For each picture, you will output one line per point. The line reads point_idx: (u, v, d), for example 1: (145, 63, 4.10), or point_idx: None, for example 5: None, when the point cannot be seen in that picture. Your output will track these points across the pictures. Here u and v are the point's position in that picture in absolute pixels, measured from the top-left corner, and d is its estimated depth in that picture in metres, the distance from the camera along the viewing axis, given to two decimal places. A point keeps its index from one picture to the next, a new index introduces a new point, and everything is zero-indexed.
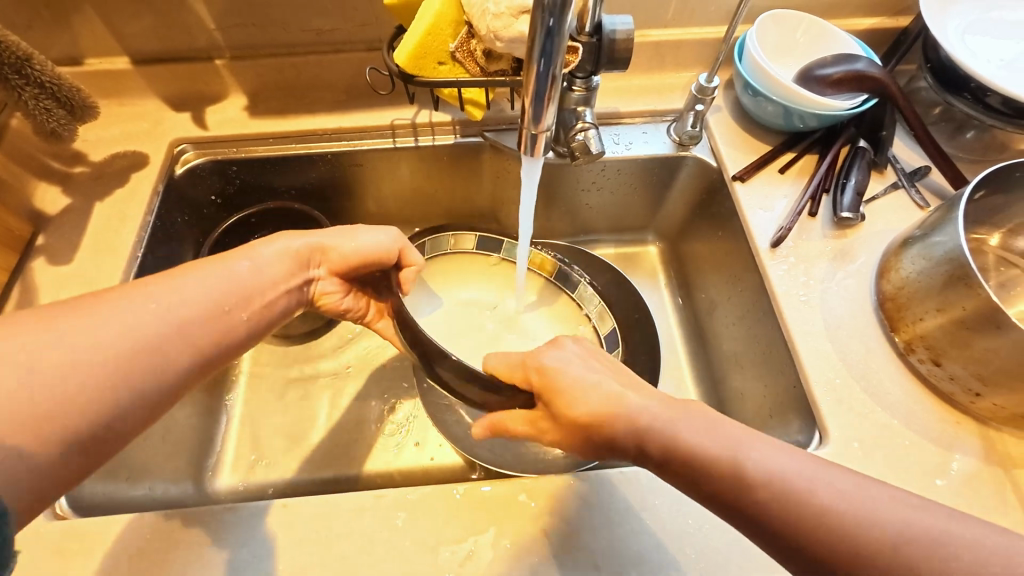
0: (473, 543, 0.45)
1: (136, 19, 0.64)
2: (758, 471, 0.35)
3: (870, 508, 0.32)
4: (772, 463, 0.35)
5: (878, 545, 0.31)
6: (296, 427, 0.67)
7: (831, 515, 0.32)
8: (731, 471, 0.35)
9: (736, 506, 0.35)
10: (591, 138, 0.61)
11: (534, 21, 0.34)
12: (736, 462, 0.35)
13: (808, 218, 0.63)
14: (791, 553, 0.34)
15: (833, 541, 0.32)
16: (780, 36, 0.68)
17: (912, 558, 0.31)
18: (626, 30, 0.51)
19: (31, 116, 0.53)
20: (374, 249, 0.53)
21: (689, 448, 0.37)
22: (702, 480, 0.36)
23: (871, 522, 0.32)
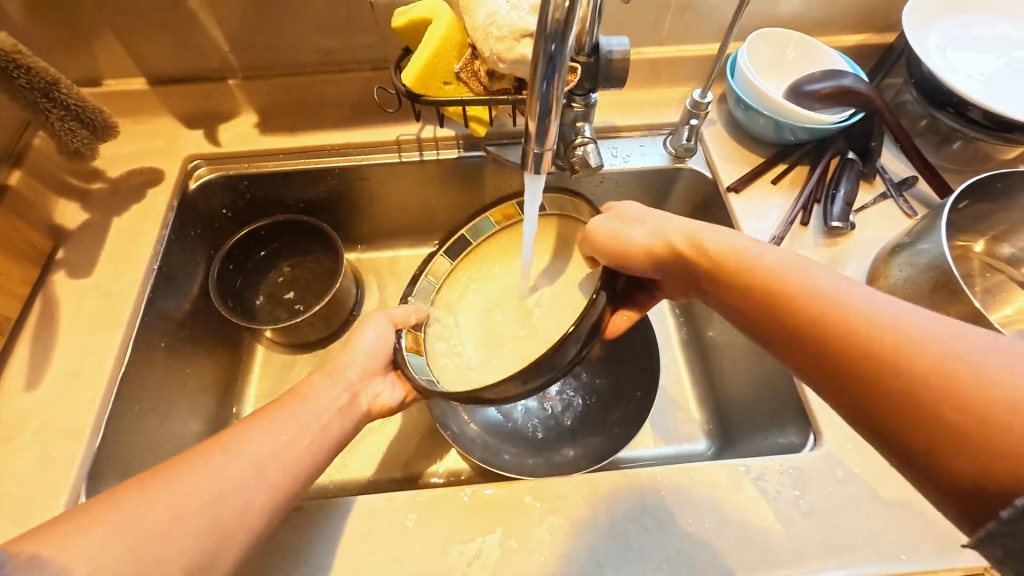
0: (480, 544, 0.47)
1: (153, 42, 0.67)
2: (810, 287, 0.36)
3: (909, 321, 0.32)
4: (835, 281, 0.36)
5: (896, 333, 0.32)
6: None
7: (852, 310, 0.34)
8: (787, 283, 0.37)
9: (783, 323, 0.37)
10: (590, 152, 0.63)
11: (537, 48, 0.36)
12: (787, 278, 0.38)
13: (800, 227, 0.65)
14: (813, 357, 0.35)
15: (853, 346, 0.33)
16: (771, 52, 0.71)
17: (922, 341, 0.31)
18: (622, 50, 0.54)
19: (57, 136, 0.55)
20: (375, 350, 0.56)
21: (741, 266, 0.41)
22: (747, 295, 0.40)
23: (893, 314, 0.33)
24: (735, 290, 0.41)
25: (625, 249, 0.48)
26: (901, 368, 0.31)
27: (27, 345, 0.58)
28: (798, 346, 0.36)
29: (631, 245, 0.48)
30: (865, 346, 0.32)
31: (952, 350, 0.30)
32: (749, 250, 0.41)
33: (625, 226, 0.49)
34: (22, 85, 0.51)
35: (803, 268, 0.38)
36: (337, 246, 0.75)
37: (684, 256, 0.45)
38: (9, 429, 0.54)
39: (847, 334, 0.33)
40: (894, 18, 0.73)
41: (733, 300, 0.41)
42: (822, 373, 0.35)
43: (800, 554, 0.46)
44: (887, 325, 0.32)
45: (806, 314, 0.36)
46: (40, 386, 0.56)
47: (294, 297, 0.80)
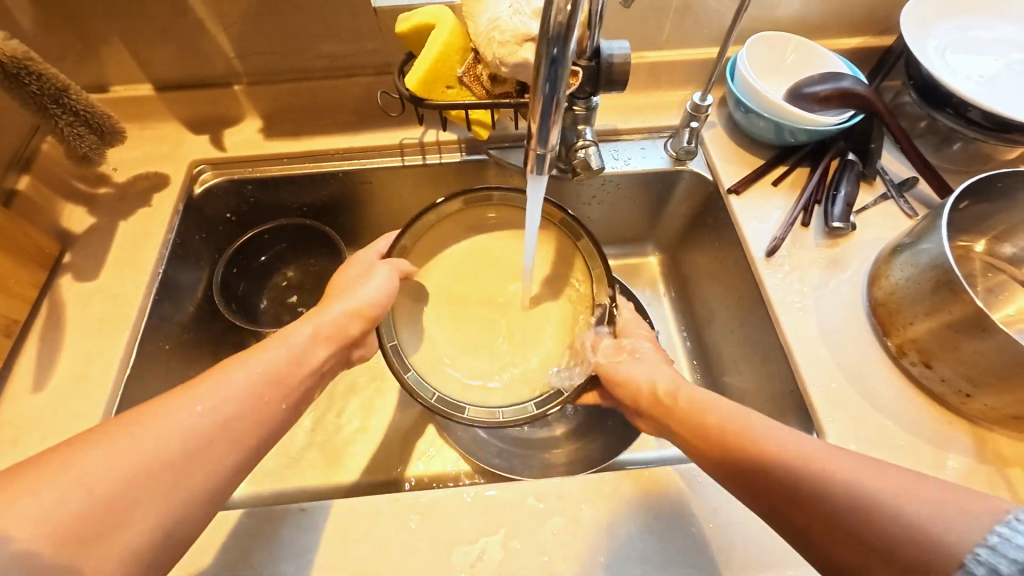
0: (484, 545, 0.47)
1: (159, 48, 0.68)
2: (758, 433, 0.41)
3: (840, 463, 0.36)
4: (762, 426, 0.41)
5: (814, 469, 0.36)
6: (308, 436, 0.69)
7: (783, 447, 0.39)
8: (739, 432, 0.41)
9: (727, 460, 0.42)
10: (592, 155, 0.64)
11: (540, 51, 0.37)
12: (744, 428, 0.42)
13: (801, 228, 0.66)
14: (759, 496, 0.39)
15: (791, 497, 0.37)
16: (771, 55, 0.71)
17: (833, 478, 0.36)
18: (623, 54, 0.55)
19: (65, 141, 0.56)
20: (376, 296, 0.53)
21: (706, 417, 0.45)
22: (705, 441, 0.44)
23: (806, 452, 0.38)
24: (699, 452, 0.44)
25: (620, 384, 0.54)
26: (819, 500, 0.35)
27: (34, 349, 0.59)
28: (749, 488, 0.40)
29: (627, 378, 0.54)
30: (790, 474, 0.37)
31: (869, 488, 0.34)
32: (718, 405, 0.45)
33: (623, 357, 0.55)
34: (32, 92, 0.51)
35: (751, 420, 0.42)
36: (340, 249, 0.76)
37: (660, 403, 0.50)
38: (15, 431, 0.54)
39: (780, 485, 0.38)
40: (892, 21, 0.73)
41: (693, 442, 0.45)
42: (766, 503, 0.39)
43: (804, 554, 0.46)
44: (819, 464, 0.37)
45: (752, 464, 0.40)
46: (46, 389, 0.57)
47: (298, 300, 0.80)
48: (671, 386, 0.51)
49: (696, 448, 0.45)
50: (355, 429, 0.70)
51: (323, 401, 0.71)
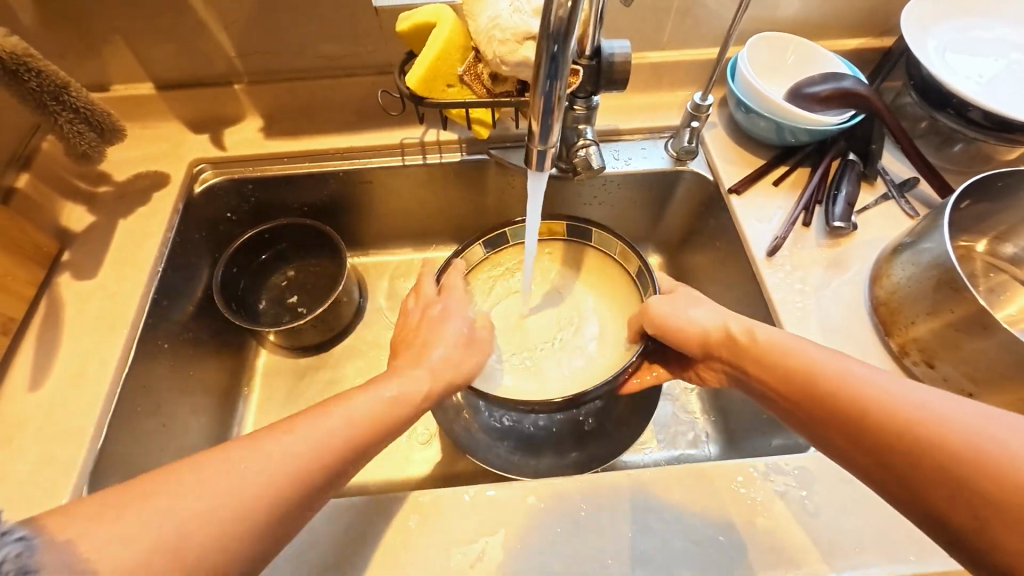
0: (483, 545, 0.46)
1: (161, 47, 0.68)
2: (848, 375, 0.40)
3: (937, 410, 0.35)
4: (857, 375, 0.40)
5: (918, 420, 0.35)
6: None
7: (880, 397, 0.38)
8: (827, 374, 0.41)
9: (816, 408, 0.41)
10: (593, 154, 0.64)
11: (540, 48, 0.36)
12: (834, 374, 0.41)
13: (802, 228, 0.65)
14: (849, 433, 0.39)
15: (890, 427, 0.36)
16: (771, 56, 0.72)
17: (944, 427, 0.34)
18: (624, 53, 0.55)
19: (65, 138, 0.56)
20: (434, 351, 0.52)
21: (786, 362, 0.44)
22: (789, 386, 0.43)
23: (912, 404, 0.36)
24: (783, 405, 0.44)
25: (675, 329, 0.54)
26: (922, 446, 0.35)
27: (31, 347, 0.59)
28: (836, 423, 0.40)
29: (687, 325, 0.53)
30: (885, 425, 0.37)
31: (983, 434, 0.33)
32: (798, 348, 0.45)
33: (682, 305, 0.55)
34: (32, 88, 0.51)
35: (842, 362, 0.41)
36: (339, 248, 0.76)
37: (736, 362, 0.49)
38: (11, 430, 0.54)
39: (875, 429, 0.37)
40: (892, 22, 0.73)
41: (774, 393, 0.45)
42: (843, 432, 0.39)
43: (808, 556, 0.46)
44: (917, 412, 0.36)
45: (838, 402, 0.40)
46: (42, 387, 0.56)
47: (298, 300, 0.80)
48: (746, 326, 0.50)
49: (779, 394, 0.45)
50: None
51: None
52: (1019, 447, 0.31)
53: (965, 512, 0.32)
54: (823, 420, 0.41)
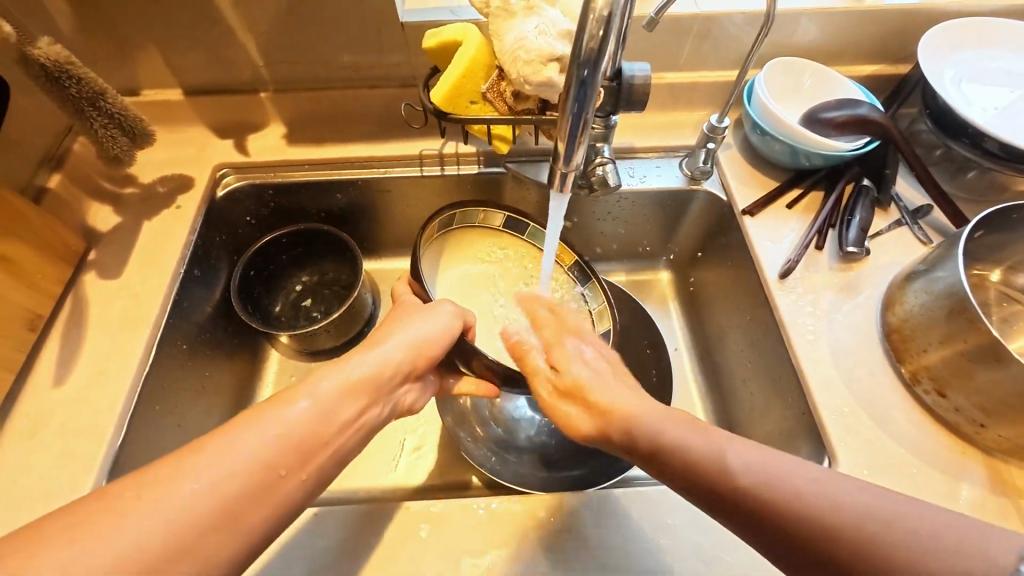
0: (493, 557, 0.47)
1: (191, 55, 0.70)
2: (760, 465, 0.36)
3: (855, 500, 0.33)
4: (746, 461, 0.37)
5: (816, 509, 0.33)
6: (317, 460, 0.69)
7: (778, 489, 0.35)
8: (718, 470, 0.37)
9: (721, 505, 0.37)
10: (609, 172, 0.65)
11: (569, 74, 0.38)
12: (732, 470, 0.37)
13: (815, 251, 0.66)
14: (764, 534, 0.35)
15: (816, 530, 0.33)
16: (788, 80, 0.73)
17: (842, 513, 0.33)
18: (644, 76, 0.56)
19: (99, 142, 0.58)
20: (444, 337, 0.50)
21: (680, 455, 0.39)
22: (692, 485, 0.38)
23: (807, 490, 0.34)
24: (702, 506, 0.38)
25: (578, 404, 0.47)
26: (829, 539, 0.32)
27: (56, 344, 0.60)
28: (751, 524, 0.35)
29: (594, 395, 0.46)
30: (789, 517, 0.34)
31: (872, 516, 0.32)
32: (699, 438, 0.39)
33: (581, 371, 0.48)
34: (71, 95, 0.53)
35: (730, 453, 0.37)
36: (355, 253, 0.77)
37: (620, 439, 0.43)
38: (36, 424, 0.55)
39: (787, 523, 0.34)
40: (909, 50, 0.74)
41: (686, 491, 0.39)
42: (755, 532, 0.35)
43: None
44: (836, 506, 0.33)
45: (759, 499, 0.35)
46: (67, 384, 0.58)
47: (311, 305, 0.81)
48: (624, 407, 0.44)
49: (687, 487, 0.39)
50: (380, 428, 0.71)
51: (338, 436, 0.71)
52: (907, 534, 0.31)
53: None
54: (744, 522, 0.35)
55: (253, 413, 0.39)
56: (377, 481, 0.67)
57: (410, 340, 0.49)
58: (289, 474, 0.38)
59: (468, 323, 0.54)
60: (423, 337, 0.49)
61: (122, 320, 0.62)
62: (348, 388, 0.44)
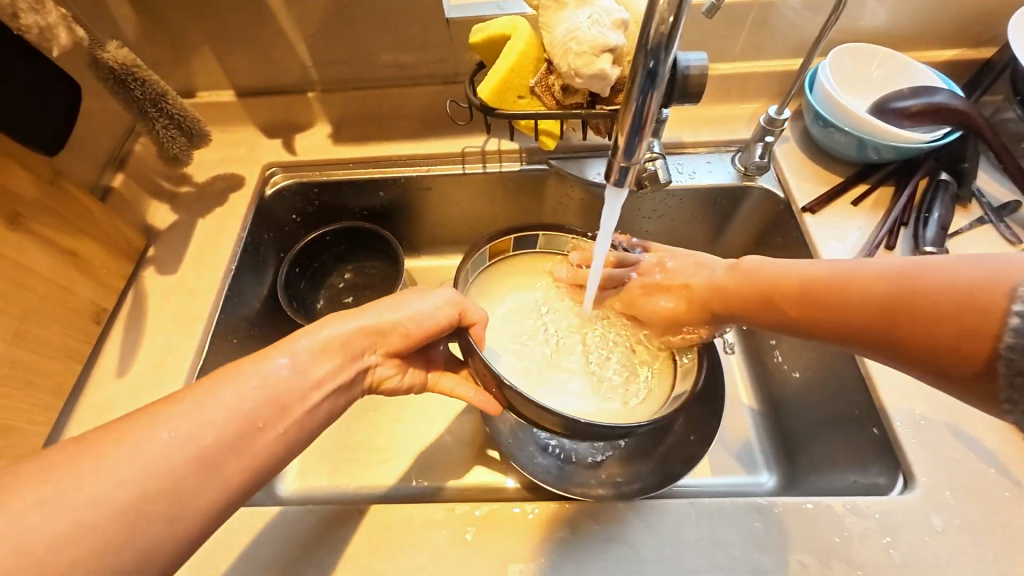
0: (540, 565, 0.46)
1: (244, 57, 0.71)
2: (818, 273, 0.43)
3: (894, 267, 0.38)
4: (828, 265, 0.43)
5: (876, 283, 0.39)
6: (346, 458, 0.69)
7: (842, 275, 0.41)
8: (803, 282, 0.44)
9: (799, 311, 0.44)
10: (660, 168, 0.62)
11: (635, 63, 0.36)
12: (816, 278, 0.43)
13: (885, 251, 0.61)
14: (838, 321, 0.41)
15: (883, 294, 0.38)
16: (855, 68, 0.68)
17: (900, 276, 0.37)
18: (700, 66, 0.53)
19: (160, 142, 0.60)
20: (432, 318, 0.49)
21: (779, 281, 0.45)
22: (778, 306, 0.45)
23: (864, 272, 0.40)
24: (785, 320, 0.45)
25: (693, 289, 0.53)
26: (888, 298, 0.38)
27: (118, 336, 0.63)
28: (825, 318, 0.42)
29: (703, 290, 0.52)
30: (855, 302, 0.39)
31: (922, 269, 0.37)
32: (792, 267, 0.46)
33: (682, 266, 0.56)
34: (136, 96, 0.55)
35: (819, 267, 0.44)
36: (398, 251, 0.77)
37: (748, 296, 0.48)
38: (100, 412, 0.58)
39: (851, 301, 0.40)
40: (992, 33, 0.68)
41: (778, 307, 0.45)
42: (832, 327, 0.41)
43: None
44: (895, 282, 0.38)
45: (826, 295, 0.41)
46: (128, 374, 0.60)
47: (353, 302, 0.82)
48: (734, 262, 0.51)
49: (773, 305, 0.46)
50: (390, 429, 0.71)
51: (368, 433, 0.71)
52: (943, 268, 0.36)
53: (939, 335, 0.35)
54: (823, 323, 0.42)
55: (230, 368, 0.39)
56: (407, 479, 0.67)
57: (388, 314, 0.48)
58: (270, 429, 0.38)
59: (463, 314, 0.50)
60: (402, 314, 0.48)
61: (179, 313, 0.64)
62: (321, 348, 0.43)
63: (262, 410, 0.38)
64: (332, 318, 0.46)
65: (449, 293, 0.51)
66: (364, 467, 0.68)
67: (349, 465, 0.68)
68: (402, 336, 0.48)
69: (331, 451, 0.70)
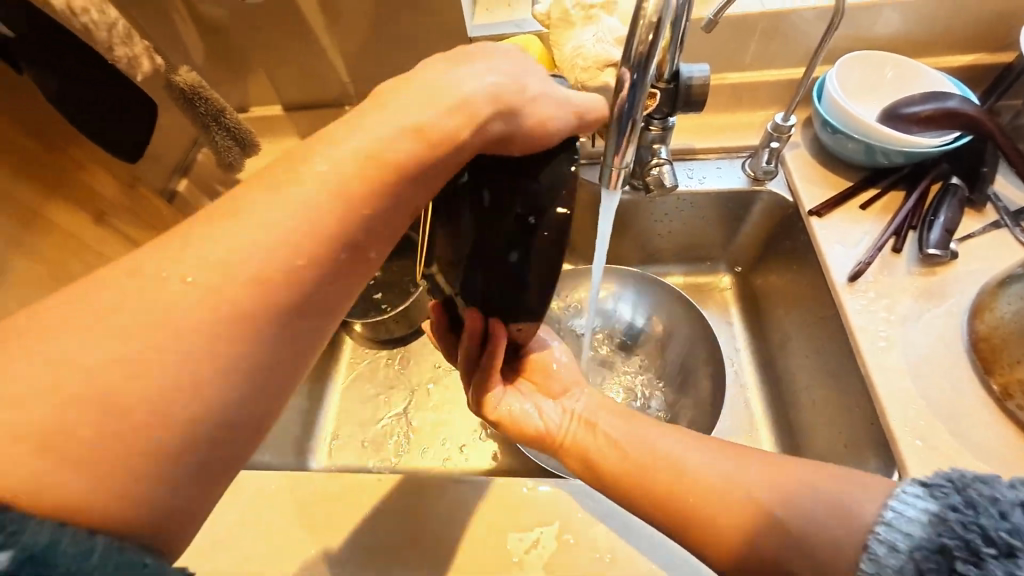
0: (538, 534, 0.49)
1: (292, 74, 0.80)
2: (689, 470, 0.41)
3: (739, 486, 0.39)
4: (688, 455, 0.42)
5: (737, 492, 0.39)
6: (375, 439, 0.76)
7: (715, 484, 0.40)
8: (654, 463, 0.43)
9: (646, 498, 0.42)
10: (665, 173, 0.65)
11: (621, 77, 0.41)
12: (676, 469, 0.42)
13: (891, 254, 0.62)
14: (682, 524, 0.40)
15: (746, 507, 0.38)
16: (866, 75, 0.69)
17: (759, 495, 0.38)
18: (703, 77, 0.57)
19: (219, 152, 0.68)
20: (545, 111, 0.38)
21: (642, 459, 0.44)
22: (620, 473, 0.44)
23: (733, 484, 0.39)
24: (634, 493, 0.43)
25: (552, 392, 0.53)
26: (739, 518, 0.38)
27: None
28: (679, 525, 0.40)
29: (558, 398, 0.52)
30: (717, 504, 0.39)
31: (770, 493, 0.38)
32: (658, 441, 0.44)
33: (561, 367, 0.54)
34: (200, 112, 0.64)
35: (681, 454, 0.43)
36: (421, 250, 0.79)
37: (590, 462, 0.46)
38: None
39: (706, 511, 0.39)
40: (1011, 37, 0.68)
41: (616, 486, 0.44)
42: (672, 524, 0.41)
43: None
44: (731, 495, 0.39)
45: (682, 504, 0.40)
46: None
47: (382, 298, 0.85)
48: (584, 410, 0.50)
49: (604, 482, 0.45)
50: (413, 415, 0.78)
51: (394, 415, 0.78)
52: (776, 508, 0.37)
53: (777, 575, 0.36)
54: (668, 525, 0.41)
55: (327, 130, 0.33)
56: (432, 463, 0.74)
57: (432, 90, 0.35)
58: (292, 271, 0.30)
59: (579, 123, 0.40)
60: (454, 96, 0.35)
61: None
62: (417, 142, 0.34)
63: (339, 228, 0.31)
64: (361, 111, 0.34)
65: (564, 92, 0.40)
66: (390, 449, 0.75)
67: (379, 447, 0.75)
68: (523, 122, 0.38)
69: (360, 432, 0.77)
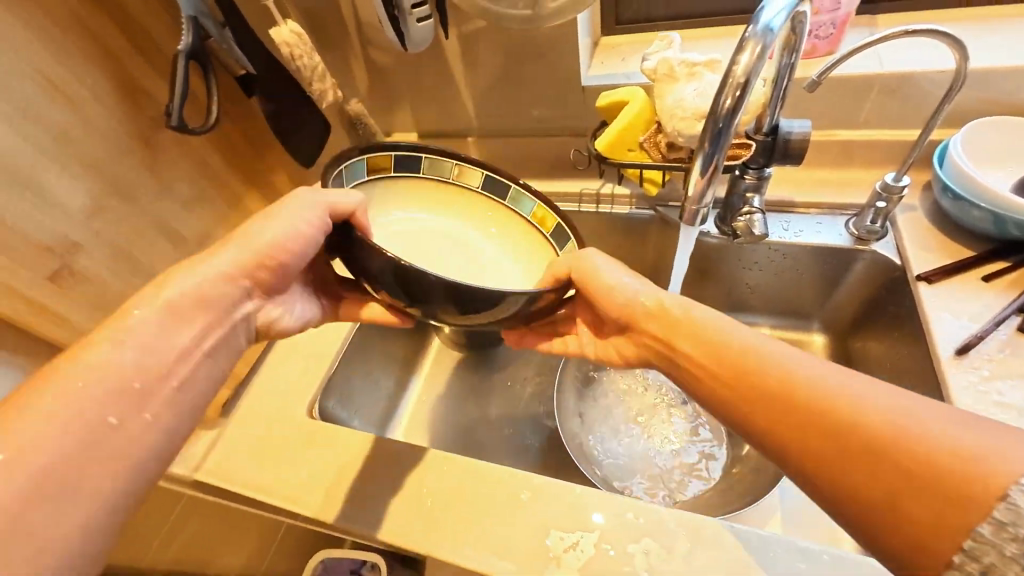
0: (578, 538, 0.52)
1: (430, 109, 0.95)
2: (820, 384, 0.39)
3: (876, 409, 0.36)
4: (821, 374, 0.39)
5: (872, 415, 0.35)
6: (447, 431, 0.84)
7: (843, 400, 0.37)
8: (777, 372, 0.41)
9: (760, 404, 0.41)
10: (756, 222, 0.67)
11: (705, 128, 0.46)
12: (801, 381, 0.39)
13: (1016, 332, 0.57)
14: (795, 432, 0.38)
15: (877, 432, 0.35)
16: (999, 141, 0.65)
17: (904, 426, 0.34)
18: (803, 133, 0.59)
19: None
20: (293, 232, 0.47)
21: (761, 369, 0.42)
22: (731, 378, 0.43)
23: (866, 405, 0.36)
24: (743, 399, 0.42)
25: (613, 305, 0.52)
26: (870, 442, 0.35)
27: None
28: (789, 433, 0.38)
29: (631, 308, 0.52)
30: (841, 422, 0.36)
31: (919, 425, 0.34)
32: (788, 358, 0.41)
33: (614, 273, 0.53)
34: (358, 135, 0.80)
35: (812, 370, 0.40)
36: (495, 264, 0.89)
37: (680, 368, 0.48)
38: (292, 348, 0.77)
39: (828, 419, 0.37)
40: None
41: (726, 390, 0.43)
42: (781, 431, 0.39)
43: None
44: (861, 417, 0.36)
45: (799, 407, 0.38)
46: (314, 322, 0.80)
47: None
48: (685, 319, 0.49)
49: (714, 379, 0.44)
50: (483, 415, 0.85)
51: (466, 412, 0.85)
52: (925, 440, 0.33)
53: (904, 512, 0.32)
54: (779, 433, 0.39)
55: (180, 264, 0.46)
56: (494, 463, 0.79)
57: (251, 250, 0.47)
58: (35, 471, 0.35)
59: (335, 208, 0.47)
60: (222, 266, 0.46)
61: None
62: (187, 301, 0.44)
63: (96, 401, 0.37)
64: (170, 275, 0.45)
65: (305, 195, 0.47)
66: (459, 441, 0.82)
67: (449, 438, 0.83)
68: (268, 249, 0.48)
69: (435, 421, 0.85)
